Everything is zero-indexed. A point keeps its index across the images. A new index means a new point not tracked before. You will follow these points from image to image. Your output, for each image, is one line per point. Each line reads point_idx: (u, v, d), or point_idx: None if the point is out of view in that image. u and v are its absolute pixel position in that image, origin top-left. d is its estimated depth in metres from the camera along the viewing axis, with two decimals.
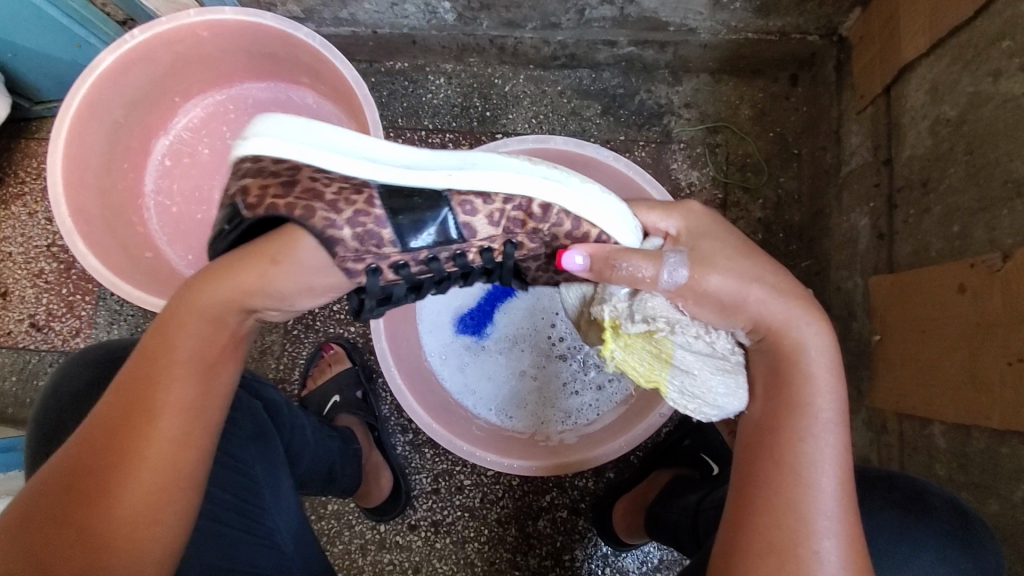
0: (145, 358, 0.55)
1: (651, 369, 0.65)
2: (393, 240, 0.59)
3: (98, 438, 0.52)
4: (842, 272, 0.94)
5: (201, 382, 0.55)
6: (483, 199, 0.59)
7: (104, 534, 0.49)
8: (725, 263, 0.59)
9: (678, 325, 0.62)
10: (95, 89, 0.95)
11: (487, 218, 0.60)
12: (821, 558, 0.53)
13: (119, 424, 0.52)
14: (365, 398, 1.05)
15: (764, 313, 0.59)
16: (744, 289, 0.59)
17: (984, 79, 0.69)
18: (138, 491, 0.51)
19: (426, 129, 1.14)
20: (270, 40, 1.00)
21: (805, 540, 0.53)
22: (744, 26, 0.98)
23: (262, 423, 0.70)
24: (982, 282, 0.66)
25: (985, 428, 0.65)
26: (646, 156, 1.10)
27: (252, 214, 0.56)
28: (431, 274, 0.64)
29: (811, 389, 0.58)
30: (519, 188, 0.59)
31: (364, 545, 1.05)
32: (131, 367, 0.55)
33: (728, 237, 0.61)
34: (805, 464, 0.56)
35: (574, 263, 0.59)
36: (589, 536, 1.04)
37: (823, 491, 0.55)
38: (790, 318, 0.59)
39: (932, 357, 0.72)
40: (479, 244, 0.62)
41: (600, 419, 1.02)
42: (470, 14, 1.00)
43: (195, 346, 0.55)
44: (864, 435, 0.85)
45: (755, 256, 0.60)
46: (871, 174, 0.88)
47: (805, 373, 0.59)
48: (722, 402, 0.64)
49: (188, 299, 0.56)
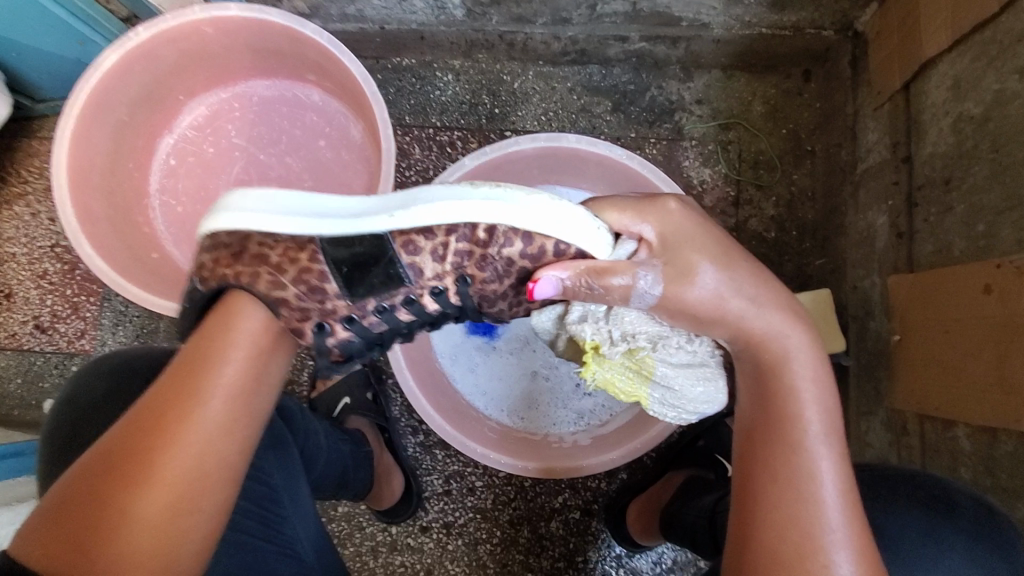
0: (188, 370, 0.53)
1: (632, 384, 0.70)
2: (338, 291, 0.57)
3: (135, 427, 0.51)
4: (859, 270, 0.92)
5: (246, 381, 0.54)
6: (424, 236, 0.57)
7: (139, 518, 0.48)
8: (722, 266, 0.59)
9: (660, 341, 0.66)
10: (100, 86, 0.93)
11: (432, 255, 0.58)
12: (831, 571, 0.52)
13: (145, 440, 0.50)
14: (376, 398, 1.04)
15: (742, 324, 0.59)
16: (722, 301, 0.59)
17: (1009, 77, 0.67)
18: (171, 481, 0.50)
19: (434, 127, 1.12)
20: (277, 36, 0.99)
21: (813, 554, 0.53)
22: (757, 21, 0.96)
23: (279, 431, 0.69)
24: (1008, 282, 0.65)
25: (1013, 430, 0.64)
26: (657, 154, 1.09)
27: (208, 286, 0.56)
28: (386, 327, 0.62)
29: (797, 402, 0.58)
30: (463, 217, 0.55)
31: (376, 547, 1.04)
32: (186, 354, 0.54)
33: (711, 242, 0.59)
34: (804, 477, 0.56)
35: (547, 288, 0.58)
36: (603, 537, 1.03)
37: (826, 503, 0.54)
38: (770, 330, 0.59)
39: (957, 359, 0.71)
40: (429, 285, 0.60)
41: (613, 419, 0.99)
42: (479, 9, 0.98)
43: (240, 359, 0.54)
44: (883, 436, 0.84)
45: (734, 263, 0.59)
46: (889, 172, 0.86)
47: (790, 385, 0.59)
48: (701, 408, 0.70)
49: (236, 311, 0.55)
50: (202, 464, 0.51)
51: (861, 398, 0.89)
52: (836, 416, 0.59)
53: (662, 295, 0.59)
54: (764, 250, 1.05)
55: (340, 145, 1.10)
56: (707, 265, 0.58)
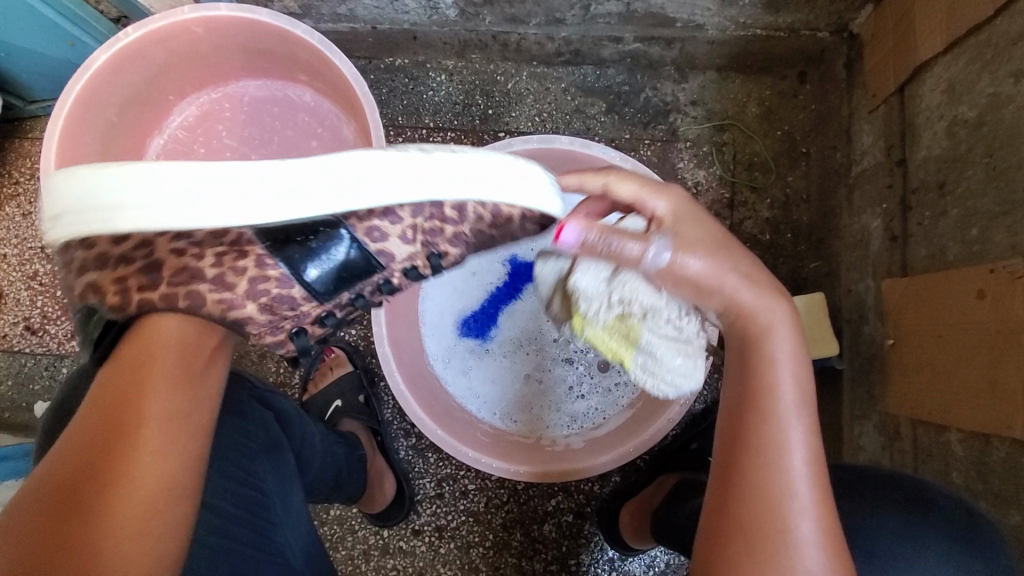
0: (121, 391, 0.50)
1: (617, 346, 0.71)
2: (308, 294, 0.59)
3: (76, 455, 0.48)
4: (853, 273, 0.91)
5: (186, 399, 0.52)
6: (390, 222, 0.58)
7: (98, 541, 0.45)
8: (718, 243, 0.58)
9: (653, 313, 0.65)
10: (89, 86, 0.92)
11: (400, 239, 0.60)
12: (793, 540, 0.51)
13: (91, 467, 0.47)
14: (368, 401, 1.03)
15: (734, 298, 0.58)
16: (720, 275, 0.58)
17: (1005, 80, 0.67)
18: (129, 502, 0.47)
19: (428, 128, 1.12)
20: (268, 36, 0.98)
21: (773, 522, 0.52)
22: (752, 23, 0.96)
23: (274, 435, 0.69)
24: (1002, 287, 0.64)
25: (1006, 438, 0.64)
26: (651, 155, 1.08)
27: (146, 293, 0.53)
28: (360, 308, 0.66)
29: (775, 372, 0.57)
30: (432, 188, 0.54)
31: (368, 551, 1.03)
32: (108, 382, 0.51)
33: (709, 224, 0.58)
34: (773, 446, 0.54)
35: (568, 238, 0.58)
36: (595, 540, 1.03)
37: (793, 472, 0.53)
38: (753, 303, 0.58)
39: (950, 364, 0.71)
40: (401, 266, 0.62)
41: (606, 422, 0.99)
42: (472, 9, 0.97)
43: (173, 378, 0.52)
44: (876, 440, 0.84)
45: (729, 248, 0.58)
46: (884, 175, 0.86)
47: (768, 357, 0.57)
48: (678, 381, 0.72)
49: (159, 333, 0.53)
50: (158, 480, 0.48)
51: (853, 402, 0.89)
52: (811, 393, 0.57)
53: (670, 266, 0.57)
54: (759, 252, 1.05)
55: (332, 146, 1.09)
56: (706, 241, 0.58)
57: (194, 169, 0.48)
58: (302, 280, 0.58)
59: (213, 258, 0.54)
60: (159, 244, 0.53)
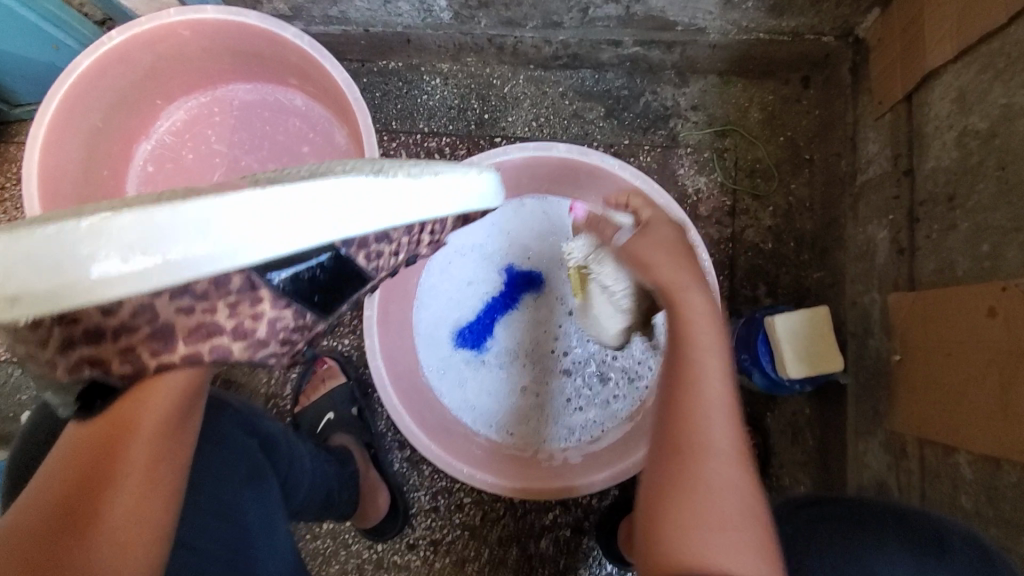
0: (93, 458, 0.45)
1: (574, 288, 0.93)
2: (314, 314, 0.57)
3: (41, 522, 0.42)
4: (858, 285, 0.89)
5: (167, 457, 0.46)
6: (385, 243, 0.57)
7: None
8: (661, 236, 0.70)
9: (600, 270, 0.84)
10: (73, 92, 0.90)
11: (390, 253, 0.60)
12: (714, 461, 0.56)
13: (54, 544, 0.41)
14: (360, 415, 1.00)
15: (658, 275, 0.67)
16: (648, 257, 0.69)
17: (1018, 91, 0.64)
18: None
19: (422, 133, 1.09)
20: (257, 39, 0.95)
21: (695, 446, 0.56)
22: (755, 26, 0.93)
23: (259, 462, 0.63)
24: (1013, 306, 0.62)
25: (1017, 463, 0.61)
26: (651, 161, 1.06)
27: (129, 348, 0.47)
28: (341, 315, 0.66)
29: (689, 325, 0.63)
30: (420, 210, 0.52)
31: (361, 566, 1.01)
32: (86, 434, 0.46)
33: (667, 231, 0.71)
34: (691, 383, 0.60)
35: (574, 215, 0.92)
36: (594, 556, 1.00)
37: (710, 401, 0.58)
38: (671, 279, 0.66)
39: (960, 384, 0.68)
40: (385, 272, 0.63)
41: (605, 435, 0.95)
42: (467, 12, 0.95)
43: (155, 433, 0.46)
44: (882, 458, 0.81)
45: (666, 242, 0.69)
46: (891, 185, 0.83)
47: (685, 315, 0.64)
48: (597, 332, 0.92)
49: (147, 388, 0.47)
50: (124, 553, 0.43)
51: (859, 418, 0.86)
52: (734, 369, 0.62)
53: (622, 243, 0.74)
54: (761, 261, 1.03)
55: (323, 151, 1.06)
56: (661, 235, 0.71)
57: (195, 215, 0.40)
58: (300, 300, 0.54)
59: (226, 310, 0.49)
60: (161, 307, 0.46)
